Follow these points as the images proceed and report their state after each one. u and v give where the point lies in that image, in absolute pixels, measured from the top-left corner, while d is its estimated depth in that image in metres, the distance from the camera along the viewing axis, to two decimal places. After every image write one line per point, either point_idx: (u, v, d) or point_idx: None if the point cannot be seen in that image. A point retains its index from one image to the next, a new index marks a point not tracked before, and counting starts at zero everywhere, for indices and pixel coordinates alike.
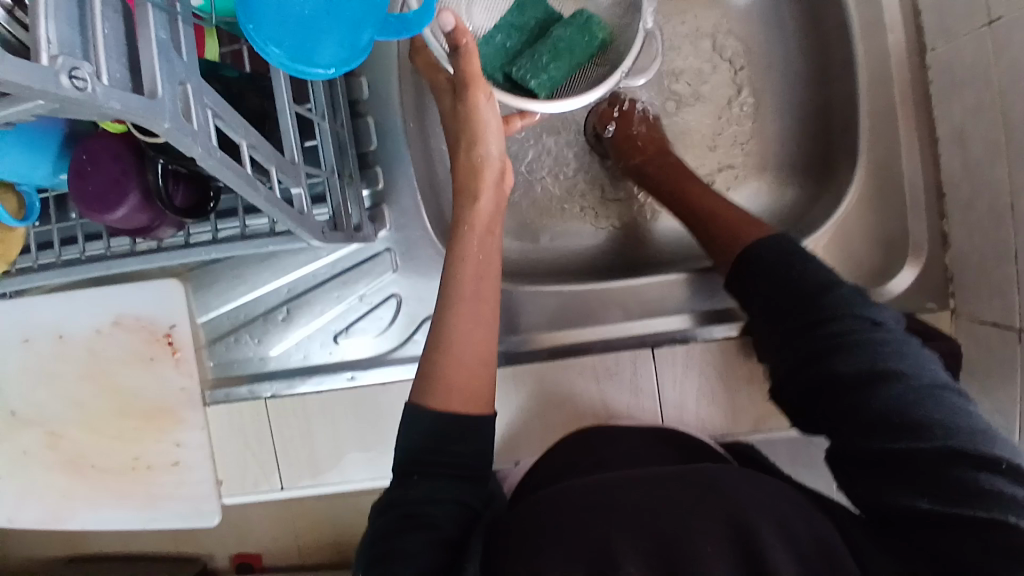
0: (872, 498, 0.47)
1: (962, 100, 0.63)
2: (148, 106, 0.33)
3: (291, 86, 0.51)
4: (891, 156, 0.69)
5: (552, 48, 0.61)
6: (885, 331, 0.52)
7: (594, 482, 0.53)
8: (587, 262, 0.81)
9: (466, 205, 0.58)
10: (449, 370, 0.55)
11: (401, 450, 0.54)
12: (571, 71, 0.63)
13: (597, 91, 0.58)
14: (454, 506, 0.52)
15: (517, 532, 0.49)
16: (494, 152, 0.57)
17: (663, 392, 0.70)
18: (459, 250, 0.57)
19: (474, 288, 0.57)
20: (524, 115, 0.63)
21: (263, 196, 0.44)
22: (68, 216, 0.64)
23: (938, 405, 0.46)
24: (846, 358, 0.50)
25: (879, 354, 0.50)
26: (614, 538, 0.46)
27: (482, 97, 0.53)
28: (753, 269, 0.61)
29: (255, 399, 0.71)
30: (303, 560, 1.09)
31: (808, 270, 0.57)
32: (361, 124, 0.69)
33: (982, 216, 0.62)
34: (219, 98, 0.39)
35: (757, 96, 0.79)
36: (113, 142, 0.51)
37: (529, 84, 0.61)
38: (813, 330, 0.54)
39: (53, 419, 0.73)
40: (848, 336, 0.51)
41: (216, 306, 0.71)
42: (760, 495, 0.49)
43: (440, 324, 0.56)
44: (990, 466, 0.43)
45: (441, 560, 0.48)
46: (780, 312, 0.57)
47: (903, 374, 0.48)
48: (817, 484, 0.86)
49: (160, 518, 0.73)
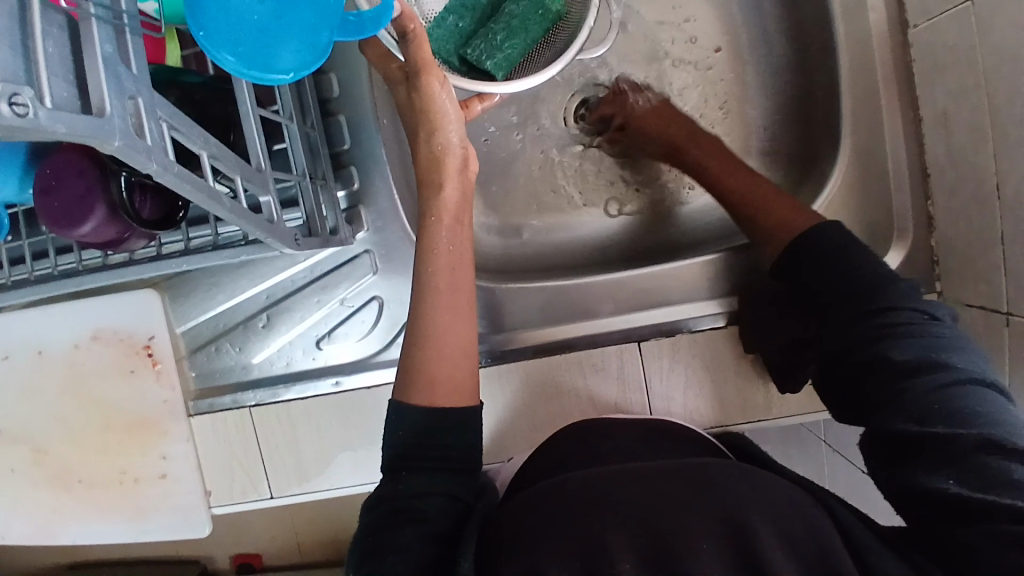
0: (899, 483, 0.46)
1: (944, 82, 0.62)
2: (97, 126, 0.31)
3: (254, 90, 0.50)
4: (875, 139, 0.68)
5: (506, 26, 0.59)
6: (943, 325, 0.50)
7: (605, 472, 0.52)
8: (609, 250, 0.80)
9: (430, 196, 0.56)
10: (432, 377, 0.54)
11: (387, 447, 0.53)
12: (529, 47, 0.62)
13: (552, 69, 0.57)
14: (447, 500, 0.52)
15: (507, 533, 0.48)
16: (454, 139, 0.55)
17: (651, 384, 0.70)
18: (429, 242, 0.55)
19: (448, 279, 0.55)
20: (484, 98, 0.61)
21: (228, 208, 0.43)
22: (38, 230, 0.63)
23: (984, 401, 0.45)
24: (899, 345, 0.49)
25: (935, 346, 0.48)
26: (609, 532, 0.46)
27: (436, 84, 0.52)
28: (794, 253, 0.59)
29: (238, 407, 0.70)
30: (303, 557, 1.10)
31: (868, 255, 0.55)
32: (333, 123, 0.68)
33: (967, 198, 0.61)
34: (174, 109, 0.38)
35: (737, 82, 0.78)
36: (74, 155, 0.50)
37: (486, 65, 0.60)
38: (867, 314, 0.52)
39: (37, 436, 0.72)
40: (903, 325, 0.50)
41: (193, 316, 0.70)
42: (750, 490, 0.49)
43: (416, 325, 0.55)
44: (1013, 456, 0.42)
45: (432, 554, 0.48)
46: (828, 296, 0.55)
47: (955, 366, 0.46)
48: (809, 467, 0.87)
49: (151, 531, 0.72)
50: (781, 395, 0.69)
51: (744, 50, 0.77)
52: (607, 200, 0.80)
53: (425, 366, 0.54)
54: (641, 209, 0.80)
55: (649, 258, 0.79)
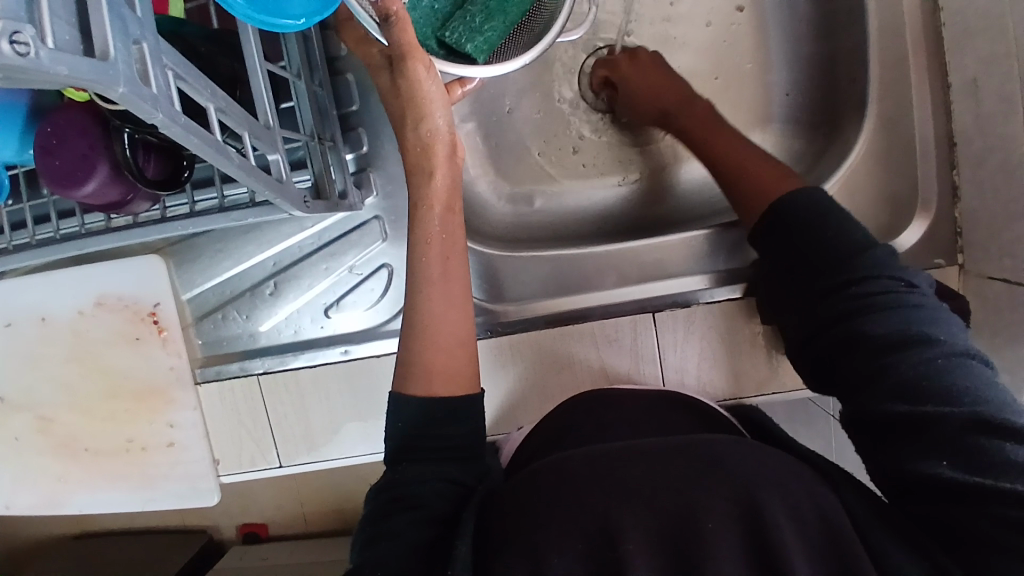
0: (890, 466, 0.45)
1: (975, 49, 0.59)
2: (100, 70, 0.30)
3: (262, 43, 0.48)
4: (901, 107, 0.66)
5: (483, 7, 0.54)
6: (918, 294, 0.49)
7: (609, 446, 0.51)
8: (620, 220, 0.78)
9: (420, 183, 0.54)
10: (438, 344, 0.53)
11: (392, 436, 0.53)
12: (506, 30, 0.56)
13: (529, 53, 0.53)
14: (445, 485, 0.51)
15: (516, 502, 0.48)
16: (441, 123, 0.53)
17: (666, 355, 0.68)
18: (422, 232, 0.54)
19: (440, 268, 0.54)
20: (466, 81, 0.59)
21: (237, 165, 0.41)
22: (40, 193, 0.61)
23: (968, 373, 0.44)
24: (875, 321, 0.48)
25: (913, 319, 0.47)
26: (615, 510, 0.45)
27: (421, 69, 0.49)
28: (771, 227, 0.58)
29: (246, 375, 0.69)
30: (309, 527, 1.10)
31: (845, 227, 0.54)
32: (341, 83, 0.65)
33: (996, 170, 0.59)
34: (181, 58, 0.36)
35: (758, 46, 0.75)
36: (77, 113, 0.48)
37: (465, 49, 0.54)
38: (840, 285, 0.52)
39: (42, 403, 0.71)
40: (878, 297, 0.49)
41: (199, 283, 0.68)
42: (771, 466, 0.47)
43: (423, 296, 0.54)
44: (1009, 436, 0.40)
45: (430, 535, 0.47)
46: (808, 272, 0.55)
47: (935, 339, 0.46)
48: (819, 441, 0.86)
49: (158, 500, 0.72)
50: (796, 368, 0.67)
51: (766, 13, 0.74)
52: (623, 168, 0.78)
53: (433, 333, 0.53)
54: (653, 176, 0.78)
55: (657, 229, 0.77)
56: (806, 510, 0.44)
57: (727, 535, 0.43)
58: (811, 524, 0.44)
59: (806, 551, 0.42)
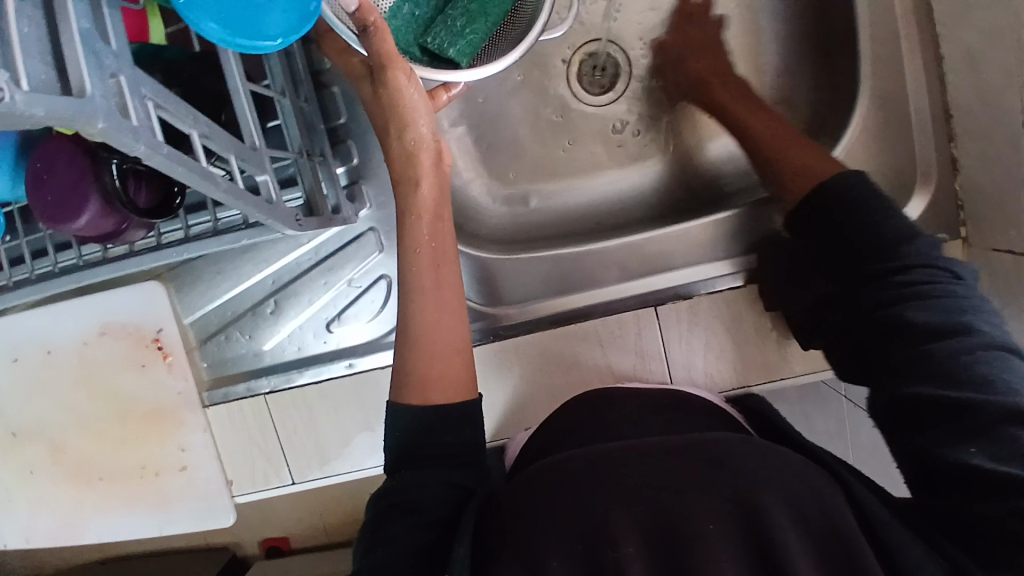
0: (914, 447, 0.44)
1: (967, 17, 0.58)
2: (77, 106, 0.29)
3: (243, 63, 0.47)
4: (896, 81, 0.65)
5: (464, 10, 0.55)
6: (960, 286, 0.46)
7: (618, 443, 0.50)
8: (611, 216, 0.77)
9: (407, 194, 0.55)
10: (431, 355, 0.53)
11: (391, 446, 0.52)
12: (489, 32, 0.56)
13: (514, 52, 0.52)
14: (446, 488, 0.50)
15: (515, 502, 0.48)
16: (425, 131, 0.53)
17: (671, 350, 0.68)
18: (410, 241, 0.54)
19: (432, 277, 0.54)
20: (450, 86, 0.58)
21: (224, 189, 0.41)
22: (36, 226, 0.61)
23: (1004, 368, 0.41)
24: (913, 308, 0.45)
25: (952, 311, 0.44)
26: (614, 512, 0.45)
27: (402, 77, 0.49)
28: (825, 212, 0.54)
29: (254, 395, 0.70)
30: (330, 538, 1.10)
31: (886, 212, 0.51)
32: (327, 96, 0.65)
33: (995, 141, 0.58)
34: (160, 87, 0.36)
35: (747, 31, 0.75)
36: (66, 145, 0.48)
37: (448, 53, 0.55)
38: (891, 279, 0.48)
39: (54, 435, 0.72)
40: (919, 289, 0.46)
41: (199, 306, 0.68)
42: (773, 466, 0.46)
43: (412, 312, 0.54)
44: None
45: (426, 542, 0.48)
46: (846, 257, 0.52)
47: (974, 331, 0.43)
48: (831, 422, 0.86)
49: (174, 523, 0.72)
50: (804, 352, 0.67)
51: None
52: (615, 161, 0.77)
53: (425, 343, 0.53)
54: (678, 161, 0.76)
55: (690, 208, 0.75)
56: (806, 502, 0.44)
57: (724, 533, 0.43)
58: (809, 516, 0.43)
59: (806, 542, 0.42)
